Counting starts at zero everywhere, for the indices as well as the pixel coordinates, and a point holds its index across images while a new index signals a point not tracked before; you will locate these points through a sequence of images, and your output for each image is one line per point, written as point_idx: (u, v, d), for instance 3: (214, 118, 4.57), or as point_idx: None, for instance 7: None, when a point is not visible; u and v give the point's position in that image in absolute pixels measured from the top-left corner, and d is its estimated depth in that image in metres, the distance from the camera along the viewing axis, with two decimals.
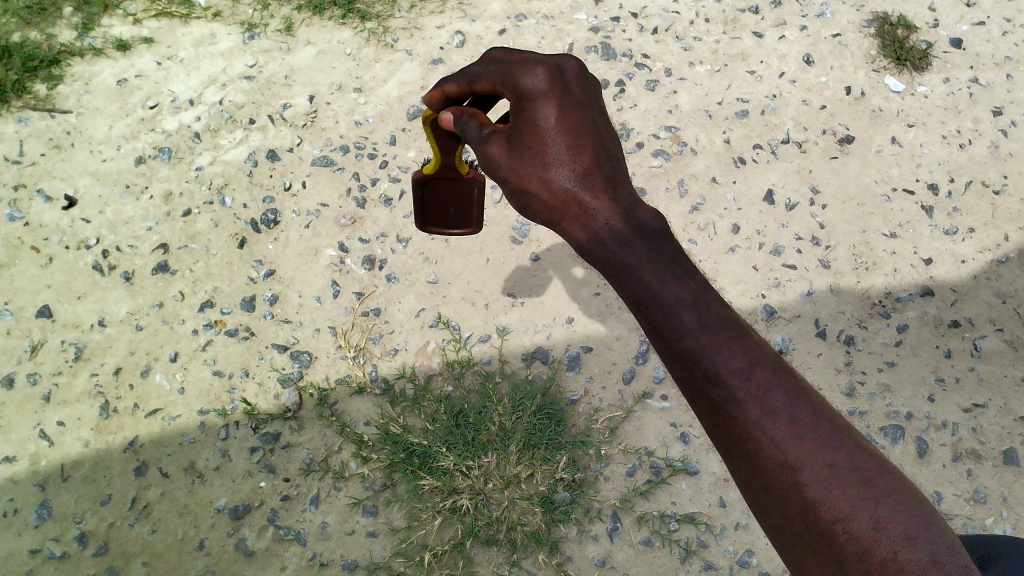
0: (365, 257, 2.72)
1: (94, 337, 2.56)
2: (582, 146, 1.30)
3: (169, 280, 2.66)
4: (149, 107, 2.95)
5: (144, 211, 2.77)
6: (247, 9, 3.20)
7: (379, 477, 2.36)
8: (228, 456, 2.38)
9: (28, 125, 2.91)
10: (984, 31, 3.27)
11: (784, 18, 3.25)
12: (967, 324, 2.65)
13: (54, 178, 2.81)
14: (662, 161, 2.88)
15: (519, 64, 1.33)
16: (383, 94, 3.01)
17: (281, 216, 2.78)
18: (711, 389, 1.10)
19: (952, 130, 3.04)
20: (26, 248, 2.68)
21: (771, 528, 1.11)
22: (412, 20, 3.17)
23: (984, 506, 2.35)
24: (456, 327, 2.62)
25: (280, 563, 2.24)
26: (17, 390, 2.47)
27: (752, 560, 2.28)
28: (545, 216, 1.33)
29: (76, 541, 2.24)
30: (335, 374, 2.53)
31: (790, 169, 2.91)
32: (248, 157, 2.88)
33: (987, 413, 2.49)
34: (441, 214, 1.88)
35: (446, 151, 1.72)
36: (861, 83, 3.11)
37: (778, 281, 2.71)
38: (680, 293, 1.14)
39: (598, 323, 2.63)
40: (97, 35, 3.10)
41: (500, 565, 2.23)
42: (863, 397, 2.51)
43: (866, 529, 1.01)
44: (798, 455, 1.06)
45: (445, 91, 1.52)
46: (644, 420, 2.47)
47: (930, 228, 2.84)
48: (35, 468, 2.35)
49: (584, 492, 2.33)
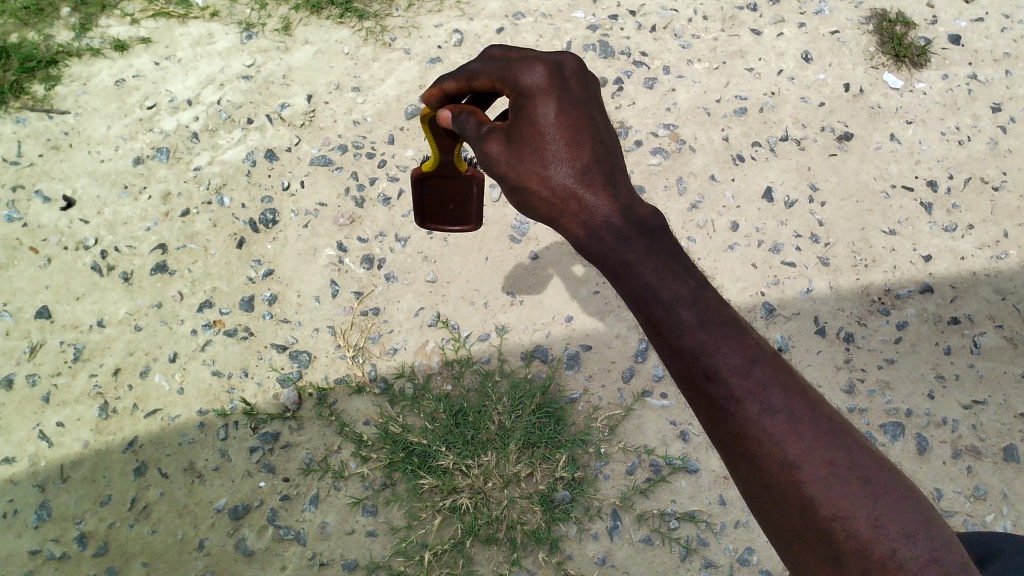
0: (364, 256, 2.72)
1: (93, 337, 2.56)
2: (580, 144, 1.30)
3: (168, 280, 2.66)
4: (147, 107, 2.95)
5: (143, 211, 2.77)
6: (245, 9, 3.19)
7: (378, 476, 2.36)
8: (228, 456, 2.37)
9: (27, 126, 2.90)
10: (982, 27, 3.27)
11: (782, 16, 3.25)
12: (967, 320, 2.65)
13: (52, 179, 2.81)
14: (660, 160, 2.88)
15: (518, 61, 1.33)
16: (381, 93, 3.01)
17: (280, 216, 2.78)
18: (711, 387, 1.10)
19: (951, 126, 3.03)
20: (25, 249, 2.68)
21: (770, 527, 1.11)
22: (410, 18, 3.17)
23: (985, 503, 2.35)
24: (456, 327, 2.61)
25: (280, 563, 2.24)
26: (16, 391, 2.47)
27: (752, 558, 2.29)
28: (543, 213, 1.33)
29: (75, 542, 2.24)
30: (335, 373, 2.53)
31: (789, 166, 2.91)
32: (247, 157, 2.87)
33: (987, 410, 2.49)
34: (440, 211, 1.88)
35: (445, 150, 1.72)
36: (860, 80, 3.11)
37: (777, 278, 2.70)
38: (680, 291, 1.14)
39: (598, 321, 2.62)
40: (95, 35, 3.09)
41: (501, 564, 2.23)
42: (863, 394, 2.51)
43: (866, 527, 1.01)
44: (798, 453, 1.06)
45: (443, 89, 1.52)
46: (645, 418, 2.47)
47: (930, 224, 2.83)
48: (34, 469, 2.34)
49: (584, 491, 2.33)
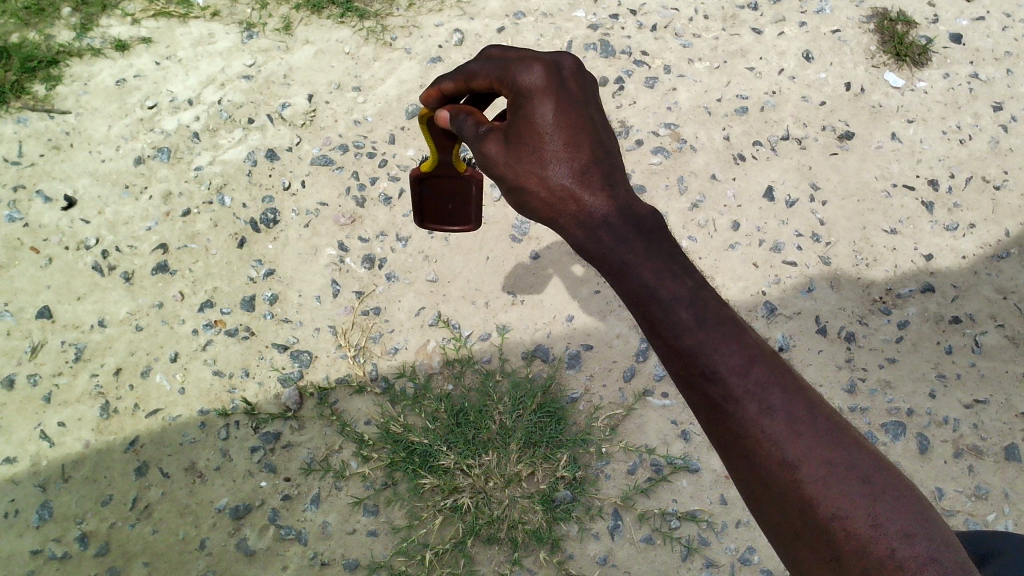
0: (365, 256, 2.72)
1: (94, 337, 2.56)
2: (578, 144, 1.30)
3: (169, 280, 2.66)
4: (148, 107, 2.95)
5: (144, 211, 2.77)
6: (246, 9, 3.20)
7: (379, 476, 2.36)
8: (229, 456, 2.38)
9: (27, 126, 2.90)
10: (983, 26, 3.27)
11: (784, 14, 3.24)
12: (968, 320, 2.64)
13: (53, 179, 2.81)
14: (661, 159, 2.88)
15: (517, 61, 1.33)
16: (382, 92, 3.01)
17: (281, 215, 2.78)
18: (710, 387, 1.10)
19: (952, 126, 3.03)
20: (26, 249, 2.68)
21: (769, 527, 1.11)
22: (411, 18, 3.17)
23: (986, 502, 2.35)
24: (456, 326, 2.61)
25: (280, 562, 2.24)
26: (16, 391, 2.47)
27: (753, 557, 2.29)
28: (542, 214, 1.32)
29: (76, 542, 2.24)
30: (335, 373, 2.53)
31: (791, 165, 2.91)
32: (248, 157, 2.87)
33: (988, 409, 2.49)
34: (438, 211, 1.89)
35: (444, 150, 1.72)
36: (861, 79, 3.11)
37: (778, 278, 2.70)
38: (678, 291, 1.14)
39: (599, 320, 2.62)
40: (95, 35, 3.09)
41: (502, 563, 2.23)
42: (863, 393, 2.51)
43: (865, 527, 1.01)
44: (797, 453, 1.06)
45: (441, 90, 1.52)
46: (646, 418, 2.47)
47: (930, 223, 2.83)
48: (35, 468, 2.34)
49: (584, 490, 2.33)
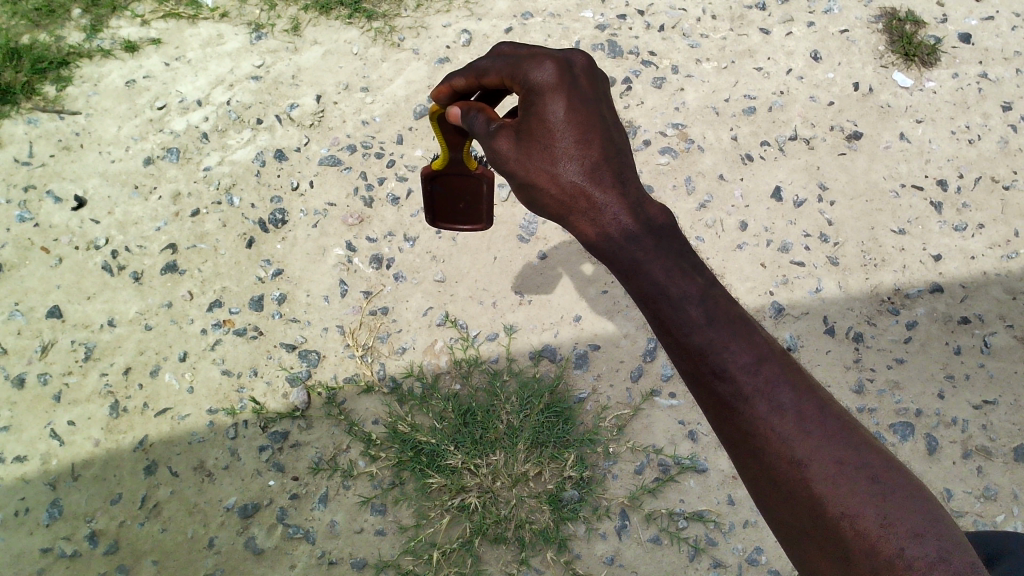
0: (373, 256, 2.73)
1: (104, 337, 2.57)
2: (589, 142, 1.29)
3: (178, 280, 2.67)
4: (158, 107, 2.97)
5: (153, 212, 2.78)
6: (254, 10, 3.21)
7: (387, 475, 2.37)
8: (238, 455, 2.39)
9: (38, 126, 2.92)
10: (992, 26, 3.26)
11: (791, 14, 3.24)
12: (977, 320, 2.63)
13: (63, 179, 2.83)
14: (668, 159, 2.88)
15: (527, 59, 1.33)
16: (390, 93, 3.02)
17: (289, 215, 2.79)
18: (719, 385, 1.10)
19: (960, 125, 3.02)
20: (36, 249, 2.70)
21: (777, 525, 1.11)
22: (418, 19, 3.17)
23: (996, 503, 2.34)
24: (464, 326, 2.62)
25: (289, 562, 2.25)
26: (26, 390, 2.49)
27: (760, 558, 2.28)
28: (552, 211, 1.33)
29: (87, 540, 2.25)
30: (344, 372, 2.54)
31: (798, 165, 2.90)
32: (256, 157, 2.89)
33: (997, 410, 2.48)
34: (450, 209, 1.89)
35: (454, 148, 1.72)
36: (869, 79, 3.10)
37: (785, 278, 2.70)
38: (688, 290, 1.14)
39: (606, 320, 2.63)
40: (106, 36, 3.12)
41: (509, 563, 2.23)
42: (872, 393, 2.51)
43: (874, 526, 1.01)
44: (807, 452, 1.06)
45: (452, 86, 1.51)
46: (652, 417, 2.47)
47: (939, 223, 2.83)
48: (46, 467, 2.36)
49: (592, 490, 2.33)
